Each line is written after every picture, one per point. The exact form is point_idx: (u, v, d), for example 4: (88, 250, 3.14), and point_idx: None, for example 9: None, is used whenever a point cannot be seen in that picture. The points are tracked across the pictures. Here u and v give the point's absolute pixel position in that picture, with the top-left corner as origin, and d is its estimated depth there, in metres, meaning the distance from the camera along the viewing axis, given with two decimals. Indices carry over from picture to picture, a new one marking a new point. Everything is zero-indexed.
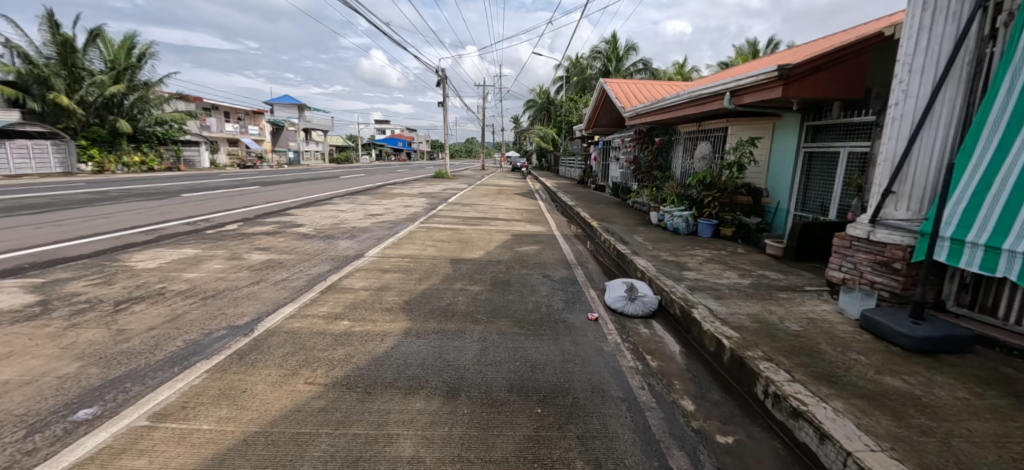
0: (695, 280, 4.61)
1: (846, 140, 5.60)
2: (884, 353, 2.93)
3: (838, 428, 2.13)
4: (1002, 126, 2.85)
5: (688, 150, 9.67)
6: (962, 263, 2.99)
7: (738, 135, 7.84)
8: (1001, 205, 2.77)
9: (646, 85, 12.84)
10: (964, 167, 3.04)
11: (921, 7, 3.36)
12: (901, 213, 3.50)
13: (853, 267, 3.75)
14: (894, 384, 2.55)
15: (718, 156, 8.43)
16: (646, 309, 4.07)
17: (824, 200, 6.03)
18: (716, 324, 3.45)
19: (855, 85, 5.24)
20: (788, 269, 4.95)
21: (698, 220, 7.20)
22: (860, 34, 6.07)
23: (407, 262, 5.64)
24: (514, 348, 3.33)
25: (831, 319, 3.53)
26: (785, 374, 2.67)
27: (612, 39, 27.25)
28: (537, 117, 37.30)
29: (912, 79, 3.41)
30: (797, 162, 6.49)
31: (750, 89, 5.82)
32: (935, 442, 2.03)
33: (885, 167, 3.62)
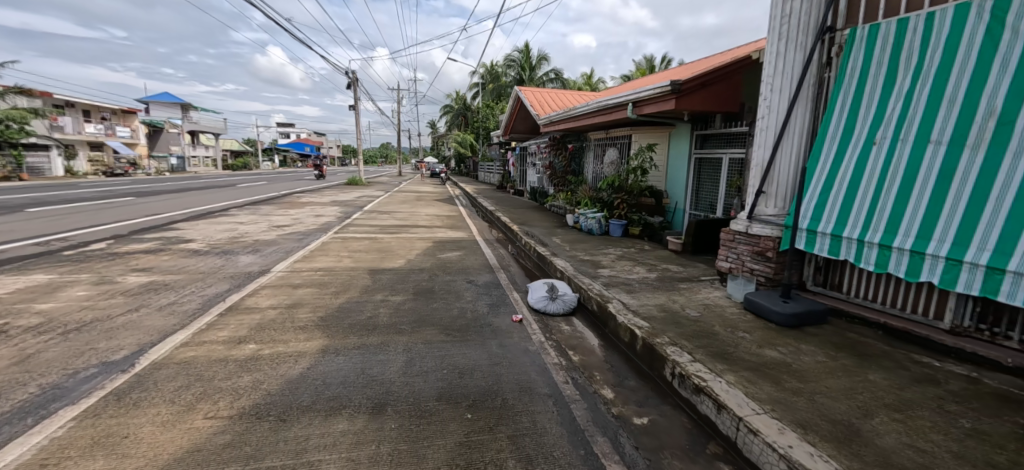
0: (609, 276, 4.95)
1: (728, 147, 6.44)
2: (764, 329, 3.43)
3: (731, 398, 2.46)
4: (839, 137, 3.55)
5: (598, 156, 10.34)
6: (816, 251, 3.62)
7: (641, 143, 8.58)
8: (841, 200, 3.45)
9: (559, 94, 13.52)
10: (813, 170, 3.70)
11: (776, 37, 3.98)
12: (770, 210, 4.08)
13: (737, 258, 4.28)
14: (772, 355, 2.99)
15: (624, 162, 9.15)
16: (567, 307, 4.26)
17: (712, 199, 6.86)
18: (629, 316, 3.73)
19: (733, 102, 6.08)
20: (685, 263, 5.54)
21: (609, 221, 7.76)
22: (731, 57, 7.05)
23: (322, 276, 5.26)
24: (440, 356, 3.28)
25: (721, 304, 4.03)
26: (687, 355, 2.99)
27: (524, 49, 28.34)
28: (454, 122, 37.25)
29: (773, 97, 4.00)
30: (689, 167, 7.29)
31: (650, 102, 6.41)
32: (803, 400, 2.44)
33: (757, 172, 4.18)
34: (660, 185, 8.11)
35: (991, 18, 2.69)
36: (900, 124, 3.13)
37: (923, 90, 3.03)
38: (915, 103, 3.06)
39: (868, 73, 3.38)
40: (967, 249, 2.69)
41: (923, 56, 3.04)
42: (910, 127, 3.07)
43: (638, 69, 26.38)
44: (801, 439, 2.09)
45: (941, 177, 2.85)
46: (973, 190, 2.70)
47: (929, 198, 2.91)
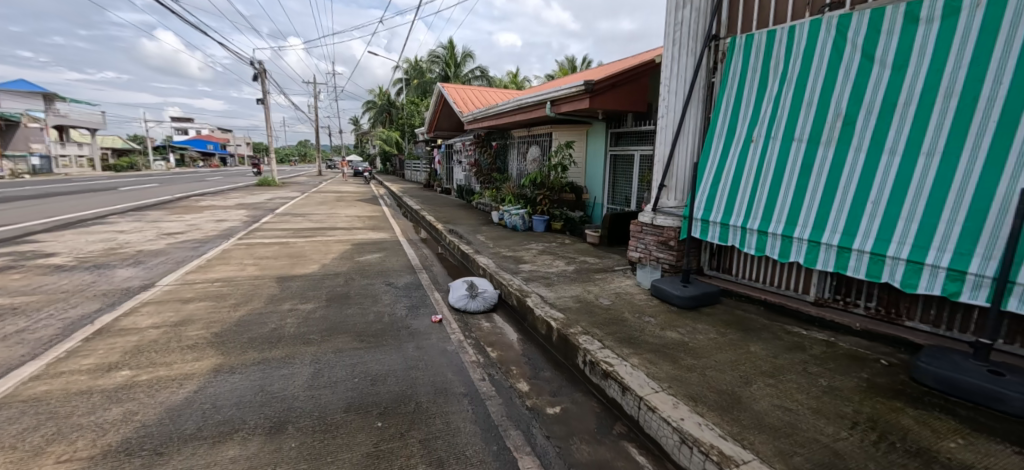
0: (529, 271, 5.05)
1: (639, 144, 6.88)
2: (667, 313, 3.71)
3: (635, 379, 2.61)
4: (724, 135, 3.91)
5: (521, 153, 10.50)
6: (709, 238, 3.98)
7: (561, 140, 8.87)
8: (728, 192, 3.82)
9: (482, 91, 13.53)
10: (705, 166, 4.05)
11: (670, 43, 4.27)
12: (671, 202, 4.40)
13: (645, 248, 4.57)
14: (672, 336, 3.24)
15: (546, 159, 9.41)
16: (487, 304, 4.26)
17: (626, 193, 7.30)
18: (546, 308, 3.83)
19: (641, 102, 6.51)
20: (602, 254, 5.83)
21: (532, 217, 7.95)
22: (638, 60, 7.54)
23: (220, 287, 4.75)
24: (352, 364, 3.11)
25: (631, 291, 4.29)
26: (598, 343, 3.13)
27: (449, 46, 28.01)
28: (378, 119, 35.70)
29: (671, 98, 4.29)
30: (605, 163, 7.68)
31: (567, 101, 6.63)
32: (696, 375, 2.67)
33: (659, 167, 4.48)
34: (580, 181, 8.45)
35: (836, 32, 3.11)
36: (771, 124, 3.53)
37: (788, 94, 3.42)
38: (781, 104, 3.46)
39: (745, 77, 3.75)
40: (823, 232, 3.12)
41: (786, 63, 3.43)
42: (778, 126, 3.47)
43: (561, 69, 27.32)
44: (692, 411, 2.28)
45: (803, 171, 3.29)
46: (826, 182, 3.14)
47: (794, 189, 3.34)
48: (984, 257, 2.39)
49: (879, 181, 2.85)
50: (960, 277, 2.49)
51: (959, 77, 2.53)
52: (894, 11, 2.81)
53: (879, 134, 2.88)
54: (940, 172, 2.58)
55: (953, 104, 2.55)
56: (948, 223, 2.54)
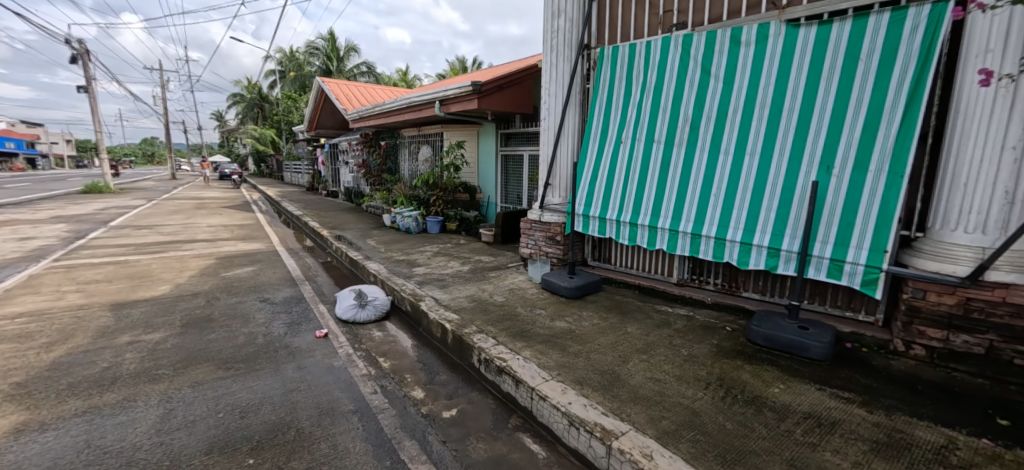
0: (423, 274, 4.93)
1: (527, 145, 7.19)
2: (555, 304, 3.93)
3: (526, 371, 2.70)
4: (597, 136, 4.23)
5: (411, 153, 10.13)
6: (590, 232, 4.31)
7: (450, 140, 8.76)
8: (604, 189, 4.17)
9: (368, 88, 12.81)
10: (583, 165, 4.36)
11: (549, 49, 4.49)
12: (556, 199, 4.67)
13: (535, 244, 4.82)
14: (560, 326, 3.44)
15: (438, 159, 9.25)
16: (378, 313, 4.06)
17: (518, 192, 7.58)
18: (440, 311, 3.77)
19: (527, 104, 6.82)
20: (496, 252, 5.97)
21: (426, 218, 7.80)
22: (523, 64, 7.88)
23: (23, 324, 3.72)
24: (215, 397, 2.69)
25: (524, 286, 4.46)
26: (492, 340, 3.17)
27: (330, 37, 26.07)
28: (248, 114, 31.60)
29: (552, 101, 4.52)
30: (496, 163, 7.86)
31: (455, 101, 6.63)
32: (581, 360, 2.87)
33: (544, 166, 4.70)
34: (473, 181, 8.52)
35: (682, 48, 3.54)
36: (635, 126, 3.91)
37: (647, 100, 3.82)
38: (642, 109, 3.86)
39: (612, 83, 4.08)
40: (680, 221, 3.60)
41: (645, 73, 3.82)
42: (641, 128, 3.86)
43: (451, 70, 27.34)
44: (577, 394, 2.44)
45: (662, 169, 3.73)
46: (680, 178, 3.61)
47: (656, 185, 3.77)
48: (790, 236, 3.00)
49: (718, 177, 3.38)
50: (776, 254, 3.08)
51: (769, 92, 3.10)
52: (723, 33, 3.29)
53: (717, 137, 3.39)
54: (760, 169, 3.16)
55: (766, 114, 3.12)
56: (767, 209, 3.12)
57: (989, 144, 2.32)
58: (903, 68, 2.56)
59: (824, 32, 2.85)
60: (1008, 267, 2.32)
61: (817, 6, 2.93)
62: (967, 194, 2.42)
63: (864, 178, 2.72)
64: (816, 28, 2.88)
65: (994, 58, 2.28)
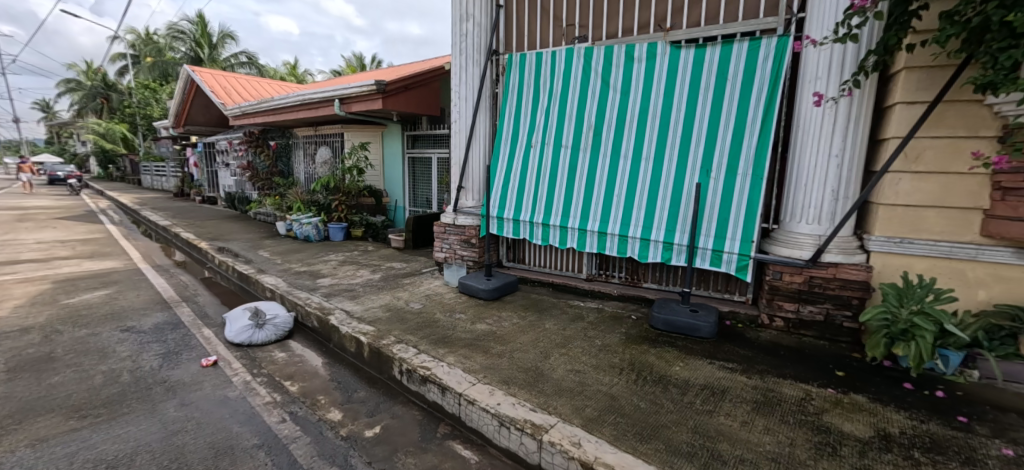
0: (329, 286, 4.55)
1: (436, 147, 7.07)
2: (475, 307, 3.92)
3: (452, 377, 2.64)
4: (509, 140, 4.30)
5: (308, 154, 9.11)
6: (505, 233, 4.39)
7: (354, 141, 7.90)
8: (517, 191, 4.28)
9: (249, 81, 11.43)
10: (496, 168, 4.40)
11: (457, 51, 4.42)
12: (470, 202, 4.65)
13: (450, 248, 4.76)
14: (481, 328, 3.43)
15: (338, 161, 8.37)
16: (279, 333, 3.64)
17: (428, 195, 7.42)
18: (353, 324, 3.51)
19: (434, 106, 6.77)
20: (408, 258, 5.77)
21: (328, 225, 7.22)
22: (428, 66, 7.78)
23: None
24: (65, 454, 2.15)
25: (441, 291, 4.36)
26: (413, 349, 3.04)
27: (200, 21, 22.75)
28: (87, 105, 26.02)
29: (462, 104, 4.46)
30: (404, 166, 7.60)
31: (357, 100, 6.26)
32: (505, 360, 2.90)
33: (456, 169, 4.65)
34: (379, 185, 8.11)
35: (584, 60, 3.78)
36: (544, 132, 4.07)
37: (554, 106, 4.00)
38: (550, 115, 4.03)
39: (520, 88, 4.19)
40: (588, 221, 3.85)
41: (551, 81, 3.99)
42: (549, 133, 4.04)
43: (347, 66, 25.74)
44: (506, 394, 2.46)
45: (570, 172, 3.95)
46: (586, 181, 3.86)
47: (565, 187, 3.98)
48: (681, 231, 3.41)
49: (620, 180, 3.70)
50: (669, 247, 3.47)
51: (660, 104, 3.48)
52: (619, 49, 3.59)
53: (617, 143, 3.69)
54: (654, 172, 3.54)
55: (658, 124, 3.50)
56: (661, 208, 3.51)
57: (821, 153, 2.91)
58: (760, 88, 3.08)
59: (701, 54, 3.27)
60: (836, 250, 2.94)
61: (694, 31, 3.39)
62: (806, 192, 3.00)
63: (735, 181, 3.22)
64: (694, 50, 3.29)
65: (823, 84, 2.86)
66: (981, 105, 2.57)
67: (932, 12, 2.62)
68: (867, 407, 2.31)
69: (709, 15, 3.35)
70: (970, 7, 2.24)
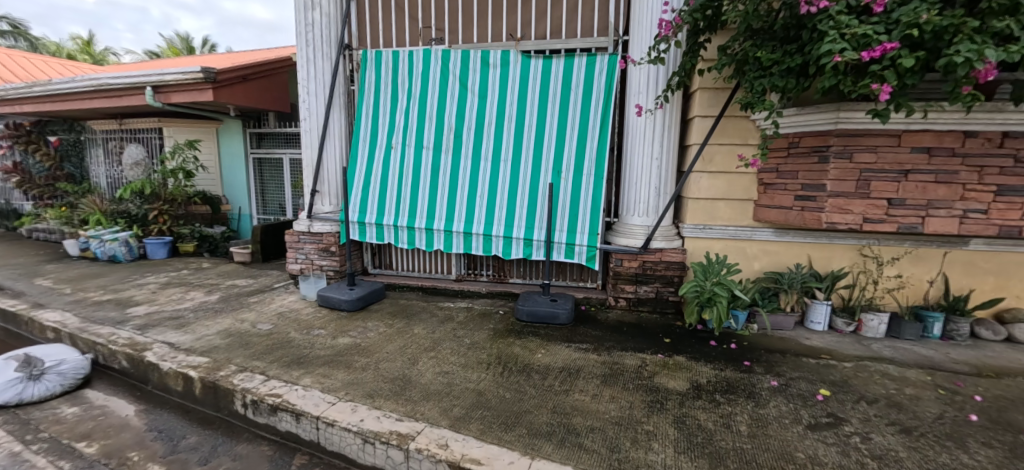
0: (145, 315, 3.71)
1: (287, 147, 6.38)
2: (337, 320, 3.60)
3: (308, 401, 2.38)
4: (368, 141, 4.07)
5: (109, 154, 7.28)
6: (368, 239, 4.16)
7: (176, 139, 6.59)
8: (378, 195, 4.08)
9: (4, 58, 8.64)
10: (355, 170, 4.12)
11: (303, 42, 4.00)
12: (326, 207, 4.26)
13: (306, 258, 4.31)
14: (344, 342, 3.18)
15: (155, 163, 6.89)
16: (69, 382, 2.85)
17: (280, 201, 6.72)
18: (179, 357, 2.91)
19: (278, 101, 6.17)
20: (256, 273, 5.05)
21: (144, 241, 5.84)
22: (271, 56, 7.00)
23: None
24: None
25: (296, 307, 3.90)
26: (259, 376, 2.66)
27: None
28: None
29: (311, 100, 4.05)
30: (248, 168, 6.71)
31: (179, 89, 5.28)
32: (371, 372, 2.73)
33: (309, 172, 4.22)
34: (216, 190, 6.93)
35: (442, 62, 3.79)
36: (405, 133, 3.96)
37: (415, 108, 3.92)
38: (411, 117, 3.94)
39: (377, 87, 4.00)
40: (453, 222, 3.88)
41: (410, 82, 3.90)
42: (410, 135, 3.95)
43: (168, 47, 21.39)
44: (370, 408, 2.32)
45: (434, 174, 3.92)
46: (450, 183, 3.88)
47: (430, 189, 3.93)
48: (538, 228, 3.67)
49: (482, 181, 3.80)
50: (529, 243, 3.71)
51: (515, 109, 3.68)
52: (475, 54, 3.69)
53: (478, 145, 3.79)
54: (512, 173, 3.73)
55: (514, 128, 3.70)
56: (520, 207, 3.72)
57: (644, 156, 3.43)
58: (597, 99, 3.49)
59: (548, 65, 3.56)
60: (661, 237, 3.51)
61: (541, 43, 3.67)
62: (635, 190, 3.51)
63: (581, 181, 3.59)
64: (542, 61, 3.56)
65: (643, 98, 3.38)
66: (747, 120, 3.33)
67: (713, 45, 3.29)
68: (685, 365, 2.81)
69: (553, 30, 3.67)
70: (735, 43, 2.88)
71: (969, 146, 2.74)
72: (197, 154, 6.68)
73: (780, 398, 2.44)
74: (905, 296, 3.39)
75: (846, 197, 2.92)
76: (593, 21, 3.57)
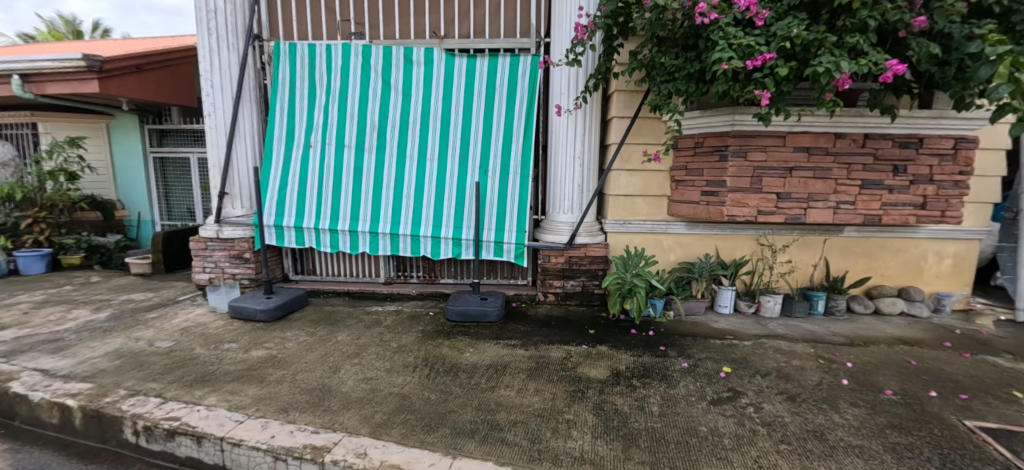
0: (12, 339, 3.21)
1: (194, 146, 6.00)
2: (251, 332, 3.36)
3: (211, 421, 2.19)
4: (284, 140, 3.83)
5: None
6: (287, 243, 3.92)
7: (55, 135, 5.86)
8: (297, 196, 3.85)
9: None
10: (270, 171, 3.86)
11: (204, 31, 3.65)
12: (238, 210, 3.94)
13: (216, 266, 3.97)
14: (258, 355, 2.97)
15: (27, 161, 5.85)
16: None
17: (188, 205, 6.25)
18: (54, 385, 2.55)
19: (177, 94, 5.74)
20: (158, 285, 4.56)
21: (14, 254, 5.02)
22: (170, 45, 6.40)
23: None
24: None
25: (204, 321, 3.58)
26: (155, 399, 2.40)
27: None
28: None
29: (216, 94, 3.71)
30: (148, 169, 6.15)
31: (54, 79, 4.64)
32: (286, 385, 2.58)
33: (216, 172, 3.88)
34: (108, 194, 6.26)
35: (362, 57, 3.65)
36: (325, 131, 3.78)
37: (335, 104, 3.74)
38: (330, 114, 3.76)
39: (292, 82, 3.76)
40: (379, 223, 3.77)
41: (328, 77, 3.72)
42: (330, 133, 3.77)
43: (48, 30, 18.58)
44: (283, 423, 2.19)
45: (357, 174, 3.77)
46: (374, 183, 3.76)
47: (353, 190, 3.78)
48: (466, 227, 3.68)
49: (408, 181, 3.73)
50: (458, 242, 3.71)
51: (439, 108, 3.65)
52: (397, 51, 3.60)
53: (402, 144, 3.71)
54: (439, 173, 3.70)
55: (439, 126, 3.67)
56: (447, 207, 3.70)
57: (567, 155, 3.56)
58: (521, 99, 3.56)
59: (472, 64, 3.56)
60: (584, 233, 3.66)
61: (465, 42, 3.67)
62: (559, 187, 3.63)
63: (507, 180, 3.64)
64: (466, 60, 3.56)
65: (564, 98, 3.49)
66: (658, 121, 3.57)
67: (626, 50, 3.49)
68: (606, 354, 2.95)
69: (476, 29, 3.69)
70: (644, 49, 3.07)
71: (839, 146, 3.15)
72: (84, 154, 6.04)
73: (689, 378, 2.65)
74: (795, 279, 3.82)
75: (743, 191, 3.22)
76: (515, 22, 3.64)
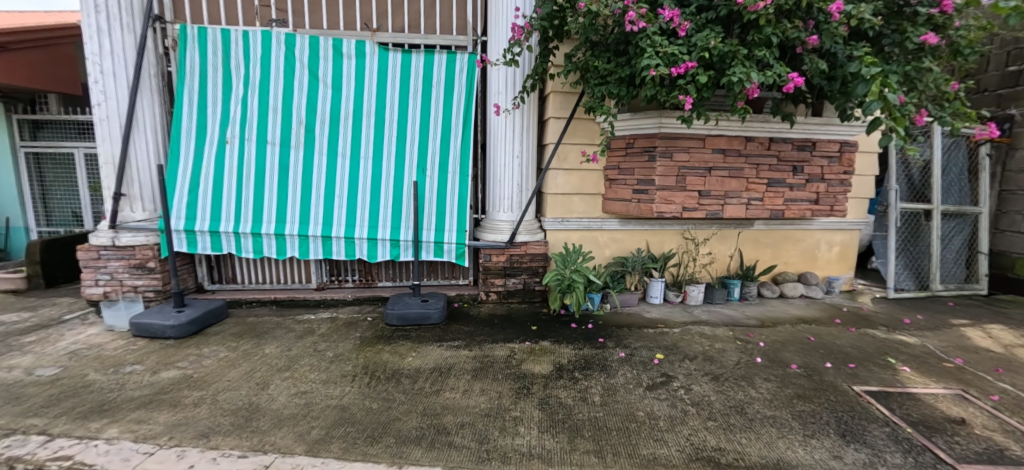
0: None
1: (79, 140, 5.19)
2: (160, 350, 2.98)
3: (113, 457, 1.92)
4: (194, 134, 3.43)
5: None
6: (200, 250, 3.53)
7: None
8: (212, 197, 3.48)
9: None
10: (178, 169, 3.45)
11: (88, 7, 3.15)
12: (138, 214, 3.48)
13: (112, 278, 3.48)
14: (169, 376, 2.65)
15: None
16: None
17: (73, 209, 5.41)
18: None
19: (58, 80, 5.02)
20: (34, 304, 3.89)
21: None
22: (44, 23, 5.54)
23: None
24: None
25: (99, 341, 3.12)
26: (36, 439, 2.04)
27: None
28: None
29: (106, 81, 3.24)
30: (18, 166, 5.21)
31: None
32: (206, 407, 2.33)
33: (108, 171, 3.38)
34: None
35: (285, 47, 3.38)
36: (243, 125, 3.45)
37: (255, 97, 3.43)
38: (249, 107, 3.45)
39: (203, 71, 3.38)
40: (308, 225, 3.53)
41: (246, 67, 3.40)
42: (250, 128, 3.46)
43: None
44: (204, 449, 1.98)
45: (282, 172, 3.50)
46: (303, 182, 3.51)
47: (278, 190, 3.50)
48: (405, 227, 3.57)
49: (340, 180, 3.53)
50: (396, 243, 3.59)
51: (373, 103, 3.49)
52: (326, 42, 3.38)
53: (333, 141, 3.50)
54: (374, 171, 3.54)
55: (373, 123, 3.51)
56: (384, 207, 3.56)
57: (506, 154, 3.58)
58: (459, 97, 3.52)
59: (407, 59, 3.44)
60: (525, 231, 3.72)
61: (398, 37, 3.55)
62: (499, 186, 3.65)
63: (446, 179, 3.59)
64: (401, 55, 3.43)
65: (502, 98, 3.51)
66: (592, 123, 3.72)
67: (561, 52, 3.59)
68: (550, 349, 3.02)
69: (410, 24, 3.58)
70: (578, 52, 3.17)
71: (749, 148, 3.50)
72: None
73: (627, 367, 2.80)
74: (715, 269, 4.19)
75: (670, 189, 3.46)
76: (451, 19, 3.58)
